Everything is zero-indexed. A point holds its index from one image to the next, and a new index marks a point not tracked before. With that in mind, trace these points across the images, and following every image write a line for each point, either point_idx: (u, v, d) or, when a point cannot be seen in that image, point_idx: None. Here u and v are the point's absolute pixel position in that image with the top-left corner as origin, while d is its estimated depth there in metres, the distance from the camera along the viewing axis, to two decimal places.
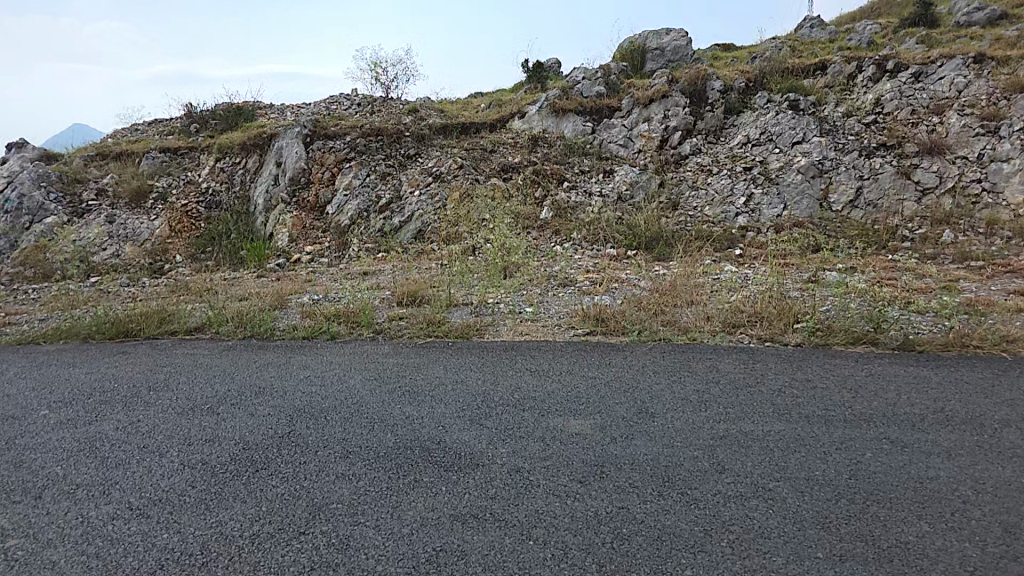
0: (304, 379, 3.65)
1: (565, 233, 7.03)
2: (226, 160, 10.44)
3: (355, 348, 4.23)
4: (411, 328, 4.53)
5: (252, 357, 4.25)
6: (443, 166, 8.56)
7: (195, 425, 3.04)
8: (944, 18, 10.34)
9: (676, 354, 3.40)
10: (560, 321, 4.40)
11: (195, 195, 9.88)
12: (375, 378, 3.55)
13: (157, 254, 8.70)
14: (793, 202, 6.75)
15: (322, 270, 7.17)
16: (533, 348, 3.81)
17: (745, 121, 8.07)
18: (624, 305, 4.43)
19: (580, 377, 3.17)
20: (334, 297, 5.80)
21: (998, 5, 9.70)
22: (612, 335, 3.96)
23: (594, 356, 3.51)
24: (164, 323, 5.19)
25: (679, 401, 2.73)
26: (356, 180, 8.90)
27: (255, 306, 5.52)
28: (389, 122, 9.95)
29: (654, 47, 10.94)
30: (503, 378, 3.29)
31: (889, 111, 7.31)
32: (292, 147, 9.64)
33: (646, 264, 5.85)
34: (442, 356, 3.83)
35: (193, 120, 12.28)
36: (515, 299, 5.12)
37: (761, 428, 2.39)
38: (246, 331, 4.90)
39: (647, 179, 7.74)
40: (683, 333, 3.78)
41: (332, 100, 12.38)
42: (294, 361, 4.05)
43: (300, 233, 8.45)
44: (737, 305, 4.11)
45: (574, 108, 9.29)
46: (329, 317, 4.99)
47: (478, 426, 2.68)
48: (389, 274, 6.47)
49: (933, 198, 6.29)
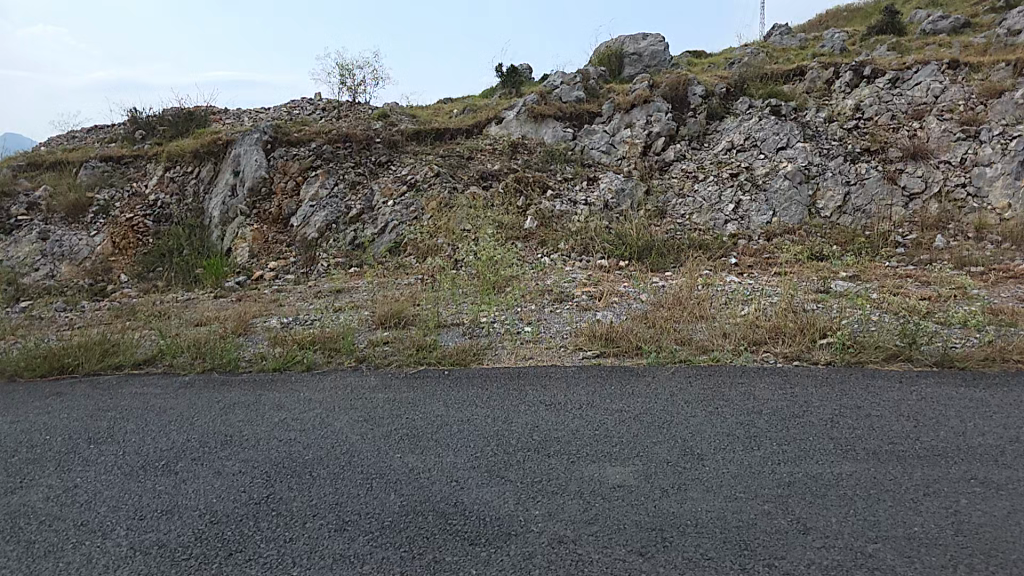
0: (282, 422, 3.19)
1: (550, 244, 6.72)
2: (177, 170, 9.73)
3: (337, 381, 3.78)
4: (400, 355, 4.12)
5: (212, 397, 3.72)
6: (418, 175, 8.16)
7: (150, 491, 2.56)
8: (909, 26, 10.63)
9: (704, 380, 3.10)
10: (563, 342, 4.07)
11: (142, 207, 9.11)
12: (365, 419, 3.11)
13: (99, 273, 7.93)
14: (782, 208, 6.66)
15: (289, 288, 6.63)
16: (541, 375, 3.46)
17: (729, 127, 7.98)
18: (629, 323, 4.15)
19: (601, 413, 2.83)
20: (306, 320, 5.30)
21: (960, 15, 10.02)
22: (627, 356, 3.67)
23: (613, 385, 3.17)
24: (109, 357, 4.57)
25: (722, 439, 2.43)
26: (322, 191, 8.38)
27: (214, 333, 4.96)
28: (357, 128, 9.46)
29: (632, 51, 10.83)
30: (517, 415, 2.92)
31: (870, 116, 7.34)
32: (252, 155, 9.04)
33: (642, 277, 5.60)
34: (440, 390, 3.42)
35: (139, 127, 11.46)
36: (509, 318, 4.77)
37: (829, 471, 2.11)
38: (206, 363, 4.36)
39: (632, 187, 7.54)
40: (706, 353, 3.52)
41: (293, 106, 11.76)
42: (264, 400, 3.56)
43: (262, 248, 7.88)
44: (750, 321, 3.89)
45: (551, 113, 9.05)
46: (303, 344, 4.50)
47: (500, 480, 2.30)
48: (366, 292, 6.02)
49: (920, 203, 6.28)
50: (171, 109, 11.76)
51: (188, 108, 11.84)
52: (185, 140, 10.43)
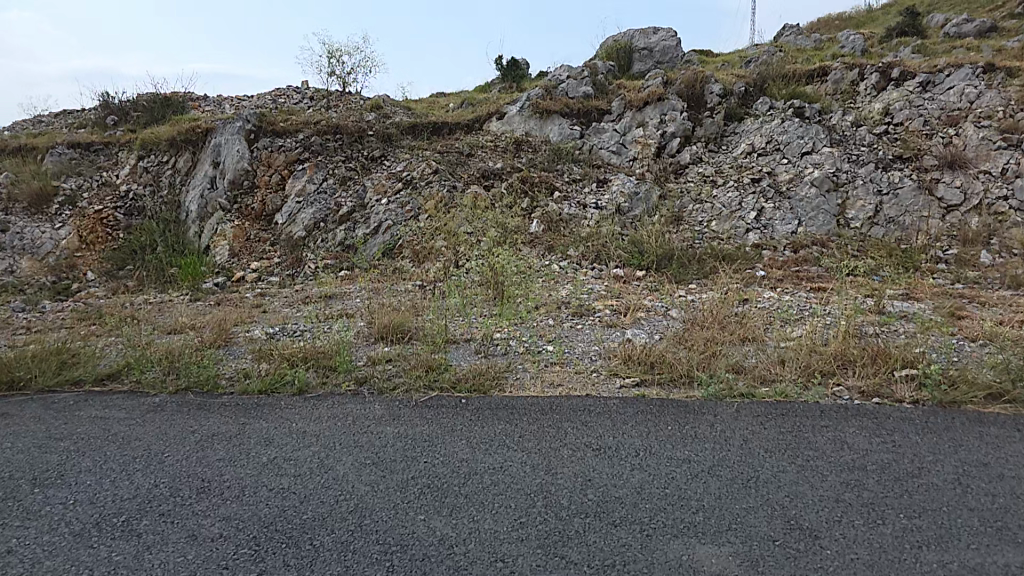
0: (272, 463, 2.64)
1: (558, 250, 6.21)
2: (151, 159, 9.06)
3: (334, 410, 3.22)
4: (405, 377, 3.58)
5: (185, 426, 3.14)
6: (414, 171, 7.62)
7: (103, 563, 1.98)
8: (930, 29, 10.40)
9: (777, 422, 2.61)
10: (593, 366, 3.58)
11: (111, 199, 8.42)
12: (374, 463, 2.57)
13: (62, 270, 7.25)
14: (809, 217, 6.30)
15: (273, 292, 6.04)
16: (579, 410, 2.95)
17: (749, 129, 7.61)
18: (668, 346, 3.67)
19: (665, 463, 2.32)
20: (294, 330, 4.72)
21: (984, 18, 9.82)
22: (675, 387, 3.17)
23: (670, 425, 2.67)
24: (67, 370, 3.96)
25: (831, 507, 1.95)
26: (310, 186, 7.82)
27: (189, 343, 4.37)
28: (347, 120, 8.86)
29: (642, 46, 10.45)
30: (560, 463, 2.40)
31: (901, 121, 7.06)
32: (233, 145, 8.41)
33: (667, 289, 5.15)
34: (459, 425, 2.88)
35: (111, 113, 10.72)
36: (527, 334, 4.26)
37: (991, 561, 1.65)
38: (180, 381, 3.76)
39: (645, 191, 7.09)
40: (767, 386, 3.05)
41: (279, 94, 11.07)
42: (250, 432, 2.99)
43: (243, 247, 7.29)
44: (805, 345, 3.45)
45: (557, 110, 8.56)
46: (292, 361, 3.93)
47: (560, 563, 1.78)
48: (361, 298, 5.47)
49: (958, 216, 5.97)
50: (146, 93, 11.02)
51: (166, 94, 11.10)
52: (160, 127, 9.71)
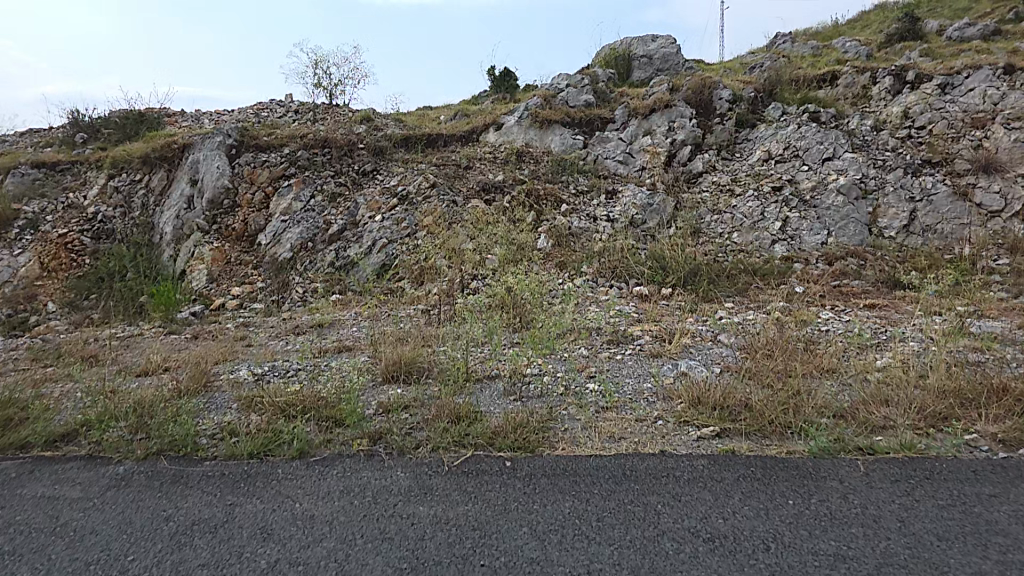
0: (272, 571, 1.97)
1: (570, 267, 5.64)
2: (123, 177, 8.28)
3: (347, 481, 2.56)
4: (428, 431, 2.93)
5: (156, 511, 2.43)
6: (409, 185, 7.00)
7: None
8: (931, 33, 10.22)
9: (927, 490, 2.08)
10: (654, 411, 2.98)
11: (77, 221, 7.59)
12: (413, 567, 1.92)
13: (20, 303, 6.37)
14: (839, 227, 5.86)
15: (254, 321, 5.33)
16: (661, 475, 2.35)
17: (763, 135, 7.20)
18: (738, 383, 3.10)
19: (813, 563, 1.74)
20: (287, 369, 4.02)
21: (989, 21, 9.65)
22: (764, 440, 2.57)
23: (790, 500, 2.09)
24: (13, 430, 3.21)
25: None
26: (297, 203, 7.14)
27: (164, 390, 3.65)
28: (335, 131, 8.20)
29: (643, 52, 10.07)
30: (671, 567, 1.79)
31: (923, 125, 6.70)
32: (213, 161, 7.71)
33: (705, 310, 4.61)
34: (514, 504, 2.24)
35: (78, 130, 9.92)
36: (566, 369, 3.64)
37: None
38: (150, 443, 3.03)
39: (661, 201, 6.59)
40: (882, 436, 2.50)
41: (260, 107, 10.37)
42: (241, 520, 2.31)
43: (223, 271, 6.55)
44: (903, 377, 2.92)
45: (558, 119, 8.06)
46: (287, 413, 3.23)
47: None
48: (359, 327, 4.80)
49: (1000, 222, 5.58)
50: (118, 109, 10.25)
51: (138, 108, 10.31)
52: (134, 143, 8.94)
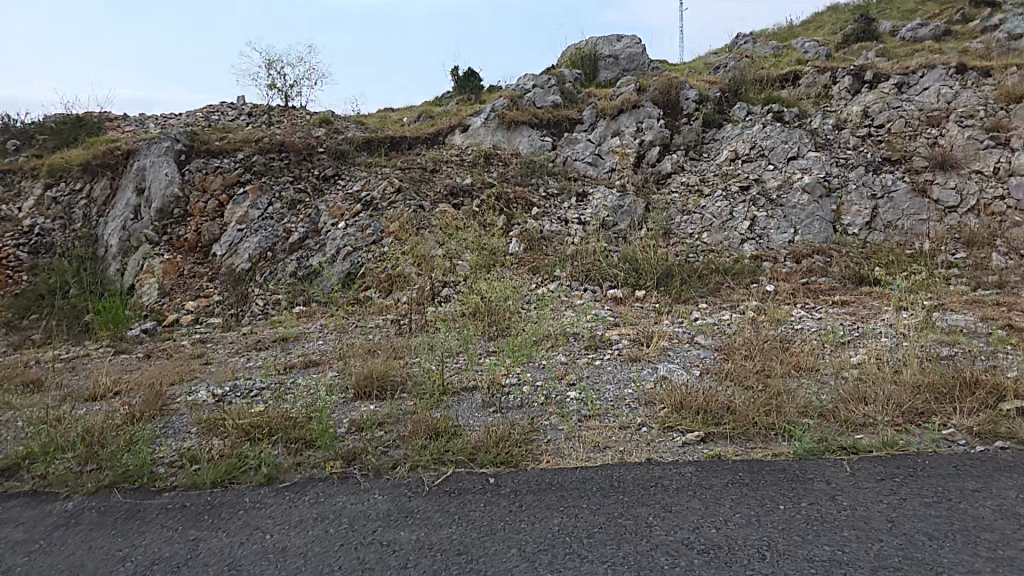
0: None
1: (544, 272, 5.57)
2: (61, 187, 7.83)
3: (321, 507, 2.42)
4: (406, 449, 2.80)
5: (110, 552, 2.24)
6: (374, 191, 6.82)
7: None
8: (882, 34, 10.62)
9: (912, 488, 2.08)
10: (638, 417, 2.93)
11: (12, 235, 7.14)
12: None
13: None
14: (804, 225, 5.98)
15: (214, 337, 5.08)
16: (649, 484, 2.29)
17: (728, 136, 7.32)
18: (719, 385, 3.08)
19: (809, 571, 1.71)
20: (250, 389, 3.80)
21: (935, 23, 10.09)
22: (749, 444, 2.55)
23: (780, 505, 2.06)
24: None
25: None
26: (253, 211, 6.88)
27: (114, 415, 3.40)
28: (294, 135, 7.94)
29: (607, 54, 10.13)
30: None
31: (882, 123, 6.93)
32: (161, 168, 7.37)
33: (680, 312, 4.61)
34: (500, 523, 2.15)
35: (13, 137, 9.32)
36: (547, 377, 3.56)
37: None
38: (98, 476, 2.80)
39: (630, 203, 6.60)
40: (864, 434, 2.51)
41: (212, 110, 9.96)
42: (206, 557, 2.14)
43: (176, 284, 6.26)
44: (880, 373, 2.96)
45: (525, 122, 8.01)
46: (252, 436, 3.05)
47: None
48: (328, 340, 4.61)
49: (956, 218, 5.80)
50: (56, 114, 9.68)
51: (79, 113, 9.76)
52: (73, 150, 8.46)
